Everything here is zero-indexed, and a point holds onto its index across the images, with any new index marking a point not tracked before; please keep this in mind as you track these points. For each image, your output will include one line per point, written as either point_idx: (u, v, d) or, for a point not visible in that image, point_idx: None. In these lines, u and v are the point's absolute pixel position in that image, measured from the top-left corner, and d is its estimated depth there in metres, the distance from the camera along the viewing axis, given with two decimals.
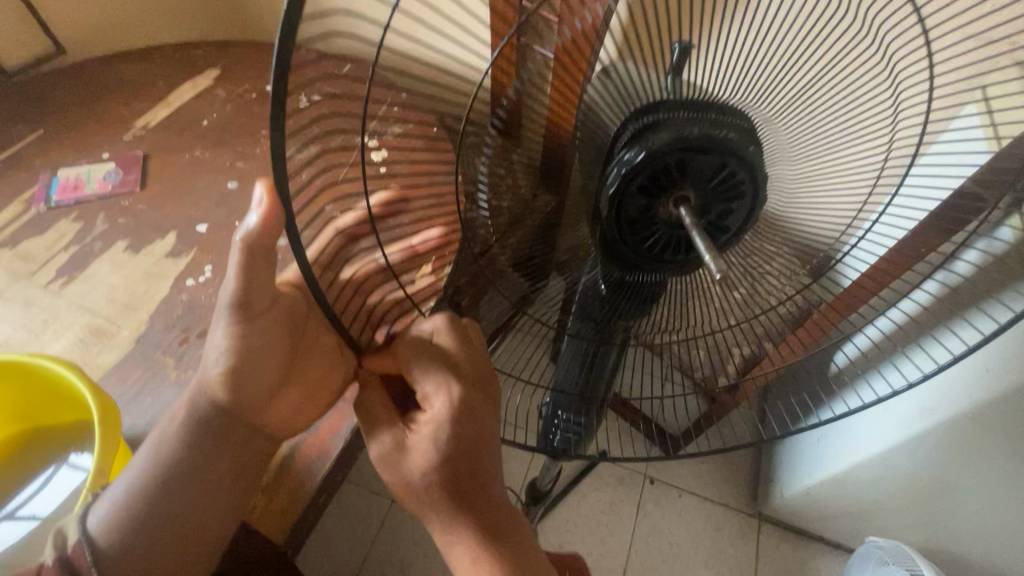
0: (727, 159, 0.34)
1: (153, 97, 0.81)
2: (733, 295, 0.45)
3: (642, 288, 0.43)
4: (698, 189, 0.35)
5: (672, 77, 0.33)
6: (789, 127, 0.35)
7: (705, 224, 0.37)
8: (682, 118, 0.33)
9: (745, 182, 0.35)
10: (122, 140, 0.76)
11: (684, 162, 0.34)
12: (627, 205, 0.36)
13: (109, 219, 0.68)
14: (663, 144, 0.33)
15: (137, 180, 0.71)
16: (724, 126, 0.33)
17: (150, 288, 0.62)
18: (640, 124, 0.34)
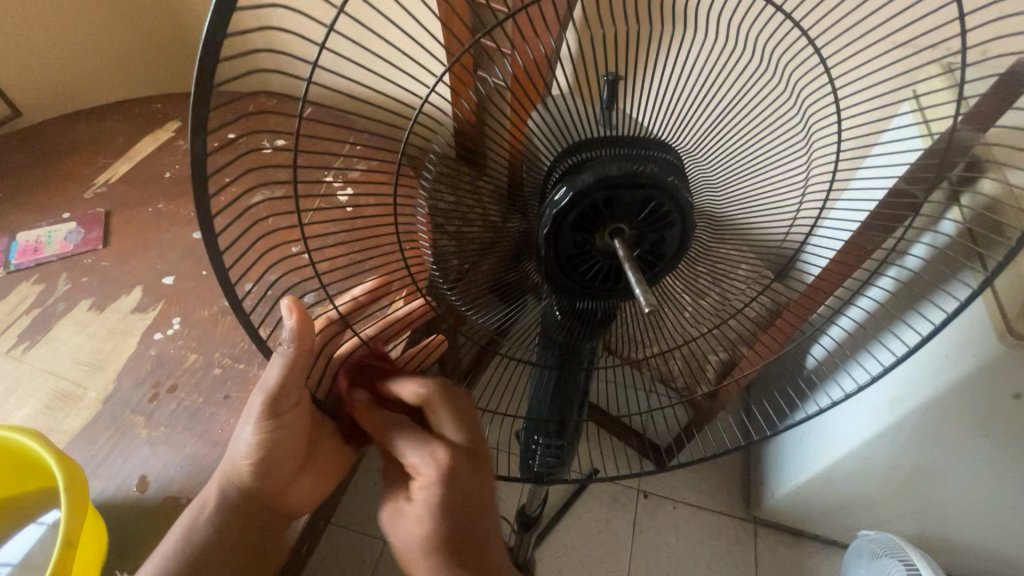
0: (652, 193, 0.35)
1: (113, 153, 0.81)
2: (704, 302, 0.46)
3: (594, 315, 0.43)
4: (631, 222, 0.36)
5: (605, 111, 0.35)
6: (724, 146, 0.38)
7: (642, 254, 0.38)
8: (605, 157, 0.35)
9: (673, 214, 0.36)
10: (83, 198, 0.75)
11: (611, 197, 0.35)
12: (562, 240, 0.37)
13: (72, 278, 0.67)
14: (588, 183, 0.34)
15: (99, 238, 0.70)
16: (646, 161, 0.35)
17: (116, 346, 0.61)
18: (569, 160, 0.36)
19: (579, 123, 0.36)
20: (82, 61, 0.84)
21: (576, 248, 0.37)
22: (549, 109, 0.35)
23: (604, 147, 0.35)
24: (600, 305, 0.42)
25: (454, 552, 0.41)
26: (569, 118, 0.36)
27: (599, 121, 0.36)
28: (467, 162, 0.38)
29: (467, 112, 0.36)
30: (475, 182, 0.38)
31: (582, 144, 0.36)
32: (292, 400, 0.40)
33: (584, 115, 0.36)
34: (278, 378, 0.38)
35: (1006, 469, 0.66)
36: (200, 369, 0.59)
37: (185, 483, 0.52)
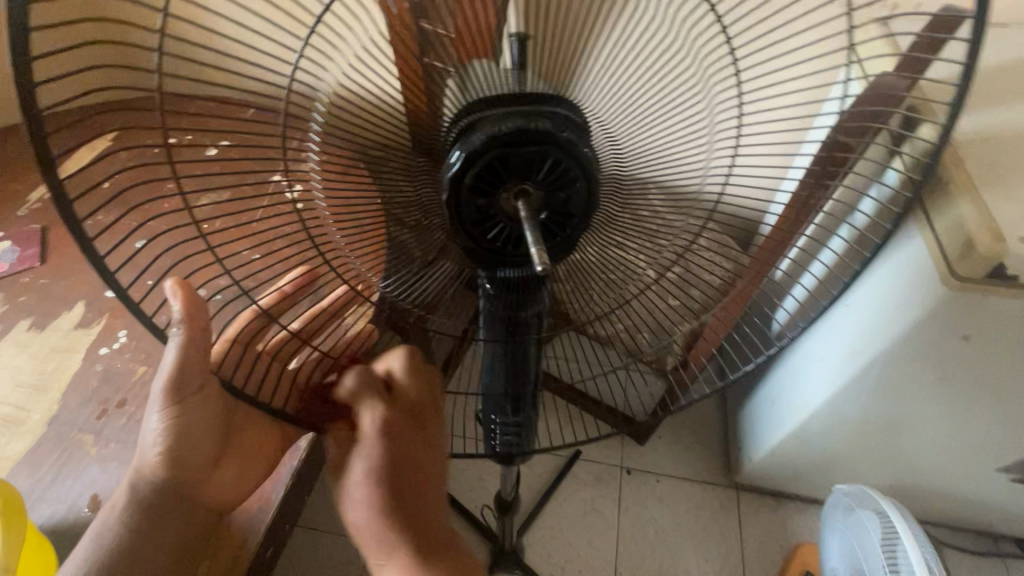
0: (552, 151, 0.36)
1: (49, 167, 0.78)
2: (640, 253, 0.47)
3: (523, 282, 0.45)
4: (534, 182, 0.37)
5: (517, 71, 0.39)
6: (626, 100, 0.41)
7: (552, 215, 0.38)
8: (498, 116, 0.36)
9: (572, 169, 0.36)
10: (17, 216, 0.72)
11: (507, 157, 0.36)
12: (464, 206, 0.38)
13: (8, 299, 0.64)
14: (481, 143, 0.35)
15: (36, 255, 0.67)
16: (540, 117, 0.36)
17: (59, 365, 0.58)
18: (464, 120, 0.37)
19: (496, 85, 0.38)
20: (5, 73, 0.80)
21: (479, 213, 0.38)
22: (470, 71, 0.38)
23: (498, 107, 0.37)
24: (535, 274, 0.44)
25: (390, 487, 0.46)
26: (482, 80, 0.38)
27: (513, 79, 0.38)
28: (425, 157, 0.39)
29: (394, 19, 0.35)
30: (400, 161, 0.40)
31: (485, 102, 0.37)
32: (194, 385, 0.43)
33: (501, 78, 0.38)
34: (177, 368, 0.41)
35: (964, 410, 0.67)
36: (150, 382, 0.57)
37: None
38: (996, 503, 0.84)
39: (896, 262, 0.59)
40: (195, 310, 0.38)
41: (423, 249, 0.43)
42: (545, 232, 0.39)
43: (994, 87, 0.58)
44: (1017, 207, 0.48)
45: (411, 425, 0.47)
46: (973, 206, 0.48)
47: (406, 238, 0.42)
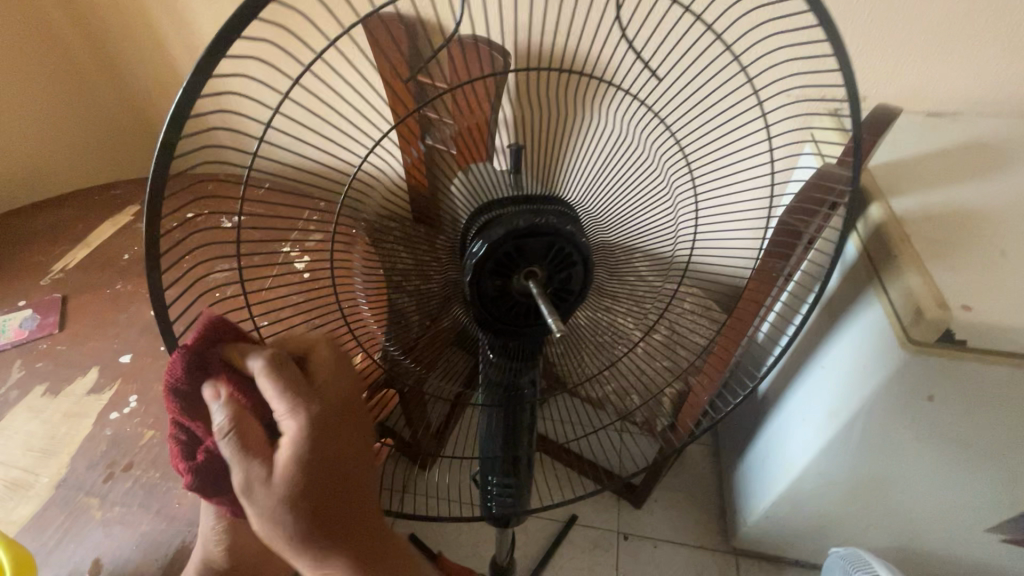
0: (555, 240, 0.41)
1: (73, 240, 0.84)
2: (627, 321, 0.53)
3: (523, 350, 0.49)
4: (543, 265, 0.42)
5: (513, 175, 0.43)
6: (601, 193, 0.46)
7: (555, 291, 0.44)
8: (512, 213, 0.41)
9: (576, 254, 0.42)
10: (40, 286, 0.77)
11: (520, 246, 0.41)
12: (484, 286, 0.42)
13: (26, 365, 0.67)
14: (500, 236, 0.40)
15: (55, 322, 0.71)
16: (547, 213, 0.41)
17: (71, 429, 0.61)
18: (483, 217, 0.42)
19: (493, 188, 0.43)
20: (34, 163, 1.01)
21: (496, 293, 0.43)
22: (470, 175, 0.43)
23: (510, 205, 0.42)
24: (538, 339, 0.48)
25: (317, 505, 0.39)
26: (485, 182, 0.43)
27: (509, 182, 0.44)
28: (424, 225, 0.44)
29: (412, 161, 0.45)
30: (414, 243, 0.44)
31: (490, 205, 0.43)
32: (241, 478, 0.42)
33: (498, 181, 0.43)
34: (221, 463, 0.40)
35: (946, 471, 0.69)
36: (157, 445, 0.59)
37: (140, 564, 0.51)
38: (995, 568, 0.84)
39: (862, 325, 0.63)
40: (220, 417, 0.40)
41: (424, 315, 0.46)
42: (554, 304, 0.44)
43: (930, 169, 0.65)
44: (957, 277, 0.53)
45: (337, 416, 0.39)
46: (919, 277, 0.54)
47: (406, 303, 0.46)
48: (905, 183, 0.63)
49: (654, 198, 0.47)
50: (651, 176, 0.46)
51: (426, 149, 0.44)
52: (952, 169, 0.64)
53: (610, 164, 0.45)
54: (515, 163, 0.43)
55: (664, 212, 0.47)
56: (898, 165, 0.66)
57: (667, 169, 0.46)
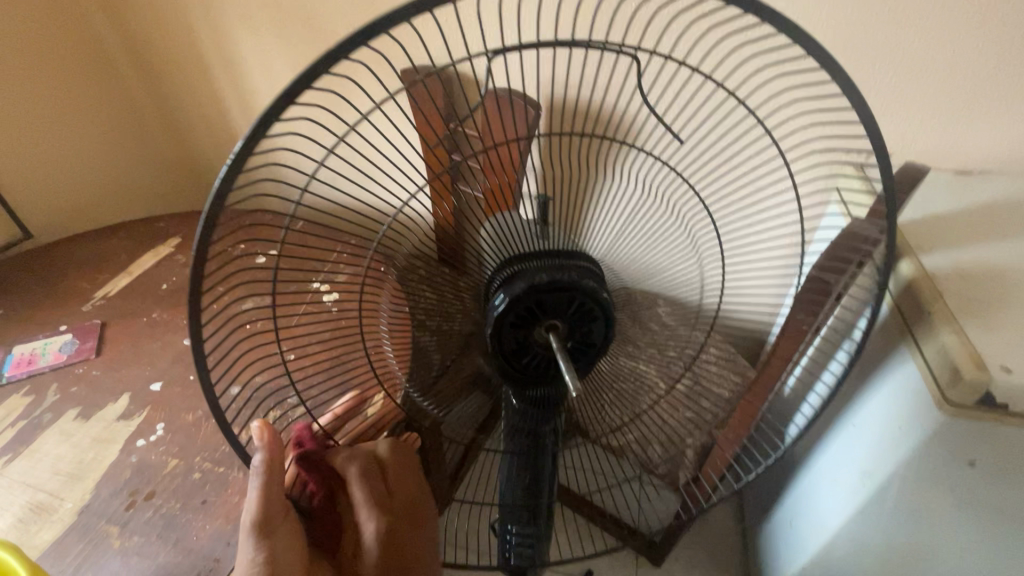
0: (576, 295, 0.42)
1: (116, 268, 0.88)
2: (652, 370, 0.53)
3: (548, 399, 0.49)
4: (563, 318, 0.44)
5: (540, 226, 0.45)
6: (626, 243, 0.48)
7: (575, 344, 0.45)
8: (535, 268, 0.43)
9: (596, 308, 0.43)
10: (82, 312, 0.80)
11: (542, 300, 0.43)
12: (506, 336, 0.44)
13: (62, 388, 0.70)
14: (521, 290, 0.42)
15: (92, 348, 0.74)
16: (567, 269, 0.43)
17: (98, 455, 0.62)
18: (507, 271, 0.45)
19: (521, 240, 0.45)
20: (99, 196, 1.12)
21: (517, 343, 0.44)
22: (498, 225, 0.45)
23: (534, 261, 0.44)
24: (552, 388, 0.48)
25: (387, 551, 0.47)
26: (509, 233, 0.45)
27: (537, 235, 0.45)
28: (450, 268, 0.46)
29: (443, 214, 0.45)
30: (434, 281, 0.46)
31: (515, 259, 0.45)
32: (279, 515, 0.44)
33: (525, 232, 0.45)
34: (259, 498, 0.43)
35: None
36: (180, 475, 0.60)
37: None
38: None
39: (895, 381, 0.62)
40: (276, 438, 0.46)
41: (443, 352, 0.47)
42: (574, 356, 0.46)
43: (961, 229, 0.64)
44: (996, 338, 0.52)
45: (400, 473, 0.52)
46: (954, 336, 0.52)
47: (427, 341, 0.47)
48: (936, 242, 0.63)
49: (676, 247, 0.48)
50: (672, 227, 0.47)
51: (456, 206, 0.45)
52: (983, 229, 0.64)
53: (634, 216, 0.46)
54: (542, 215, 0.45)
55: (687, 259, 0.48)
56: (927, 223, 0.66)
57: (690, 219, 0.47)
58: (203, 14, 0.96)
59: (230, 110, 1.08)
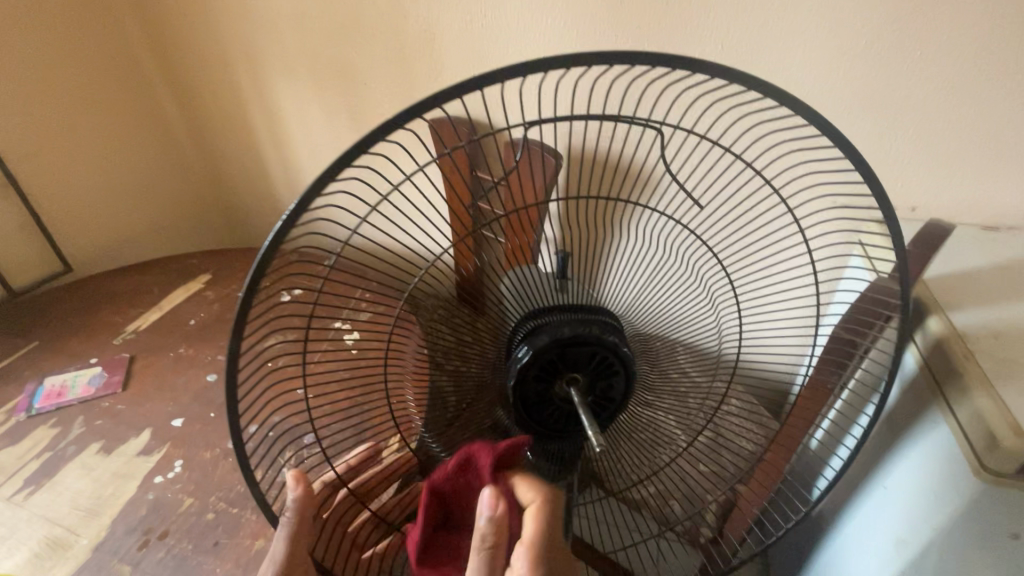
0: (597, 349, 0.43)
1: (147, 303, 0.91)
2: (671, 424, 0.53)
3: (564, 454, 0.49)
4: (583, 371, 0.44)
5: (560, 281, 0.47)
6: (645, 297, 0.48)
7: (595, 397, 0.45)
8: (558, 321, 0.43)
9: (616, 362, 0.43)
10: (112, 345, 0.83)
11: (564, 352, 0.43)
12: (527, 389, 0.44)
13: (87, 421, 0.71)
14: (543, 342, 0.42)
15: (119, 381, 0.76)
16: (589, 322, 0.43)
17: (116, 490, 0.63)
18: (530, 324, 0.44)
19: (542, 293, 0.46)
20: (137, 232, 1.17)
21: (537, 395, 0.44)
22: (520, 277, 0.46)
23: (555, 313, 0.44)
24: (572, 439, 0.48)
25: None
26: (530, 285, 0.46)
27: (557, 288, 0.46)
28: (468, 308, 0.46)
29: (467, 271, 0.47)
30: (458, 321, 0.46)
31: (537, 311, 0.45)
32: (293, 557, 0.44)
33: (546, 284, 0.46)
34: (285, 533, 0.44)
35: None
36: (194, 514, 0.60)
37: None
38: None
39: (928, 443, 0.59)
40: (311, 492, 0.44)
41: (459, 399, 0.47)
42: (595, 409, 0.46)
43: (989, 286, 0.63)
44: None
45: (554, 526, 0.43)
46: (988, 399, 0.51)
47: (445, 384, 0.47)
48: (964, 299, 0.62)
49: (691, 299, 0.49)
50: (686, 280, 0.48)
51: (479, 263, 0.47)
52: (1012, 287, 0.62)
53: (651, 271, 0.47)
54: (562, 270, 0.46)
55: (702, 310, 0.49)
56: (953, 279, 0.64)
57: (701, 273, 0.49)
58: (244, 67, 1.03)
59: (264, 153, 1.14)
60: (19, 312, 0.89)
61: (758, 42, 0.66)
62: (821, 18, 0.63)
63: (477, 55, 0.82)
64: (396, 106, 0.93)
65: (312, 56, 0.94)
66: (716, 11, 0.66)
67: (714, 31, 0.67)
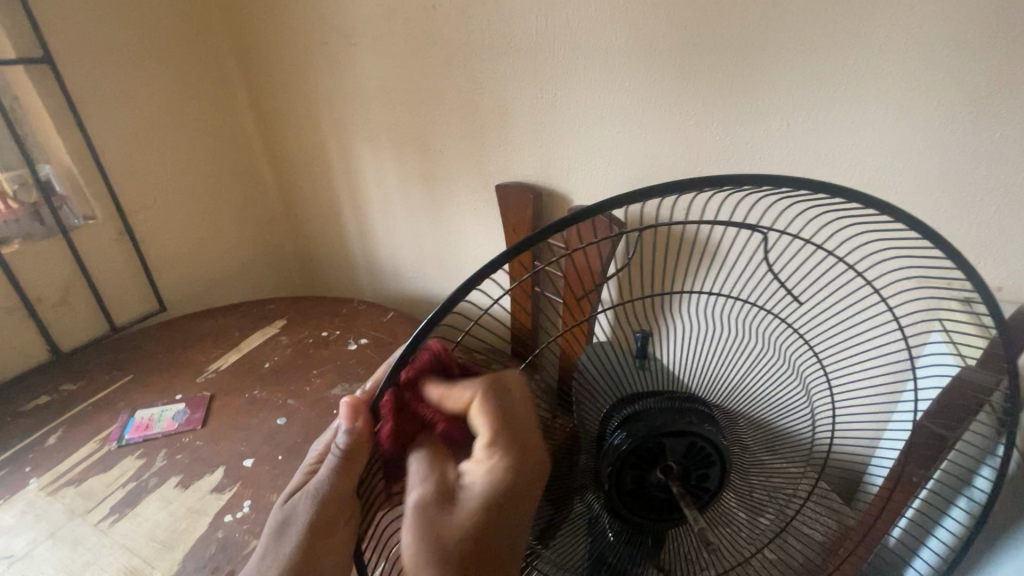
0: (695, 440, 0.44)
1: (228, 344, 0.98)
2: (746, 511, 0.51)
3: (645, 539, 0.48)
4: (677, 459, 0.44)
5: (641, 358, 0.48)
6: (730, 378, 0.48)
7: (691, 485, 0.46)
8: (654, 410, 0.44)
9: (711, 451, 0.44)
10: (195, 383, 0.89)
11: (663, 442, 0.44)
12: (623, 477, 0.44)
13: (169, 455, 0.77)
14: (643, 433, 0.43)
15: (200, 419, 0.82)
16: (688, 413, 0.44)
17: (190, 525, 0.66)
18: (624, 410, 0.45)
19: (622, 373, 0.48)
20: (223, 277, 1.29)
21: (634, 484, 0.45)
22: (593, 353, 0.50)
23: (649, 399, 0.45)
24: (650, 524, 0.47)
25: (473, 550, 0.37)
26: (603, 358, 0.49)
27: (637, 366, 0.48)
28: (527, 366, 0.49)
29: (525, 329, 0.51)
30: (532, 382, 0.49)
31: (632, 396, 0.45)
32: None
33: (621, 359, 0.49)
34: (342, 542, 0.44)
35: None
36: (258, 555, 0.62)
37: None
38: None
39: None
40: (372, 425, 0.41)
41: None
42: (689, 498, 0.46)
43: None
44: None
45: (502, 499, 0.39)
46: None
47: None
48: None
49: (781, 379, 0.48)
50: (771, 364, 0.48)
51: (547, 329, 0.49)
52: None
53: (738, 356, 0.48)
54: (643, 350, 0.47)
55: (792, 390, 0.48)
56: None
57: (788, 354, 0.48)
58: (334, 133, 1.13)
59: (342, 209, 1.24)
60: (120, 347, 0.99)
61: (826, 123, 0.68)
62: (895, 102, 0.64)
63: (547, 129, 0.88)
64: (468, 172, 0.99)
65: (395, 127, 1.04)
66: (783, 95, 0.69)
67: (781, 115, 0.70)
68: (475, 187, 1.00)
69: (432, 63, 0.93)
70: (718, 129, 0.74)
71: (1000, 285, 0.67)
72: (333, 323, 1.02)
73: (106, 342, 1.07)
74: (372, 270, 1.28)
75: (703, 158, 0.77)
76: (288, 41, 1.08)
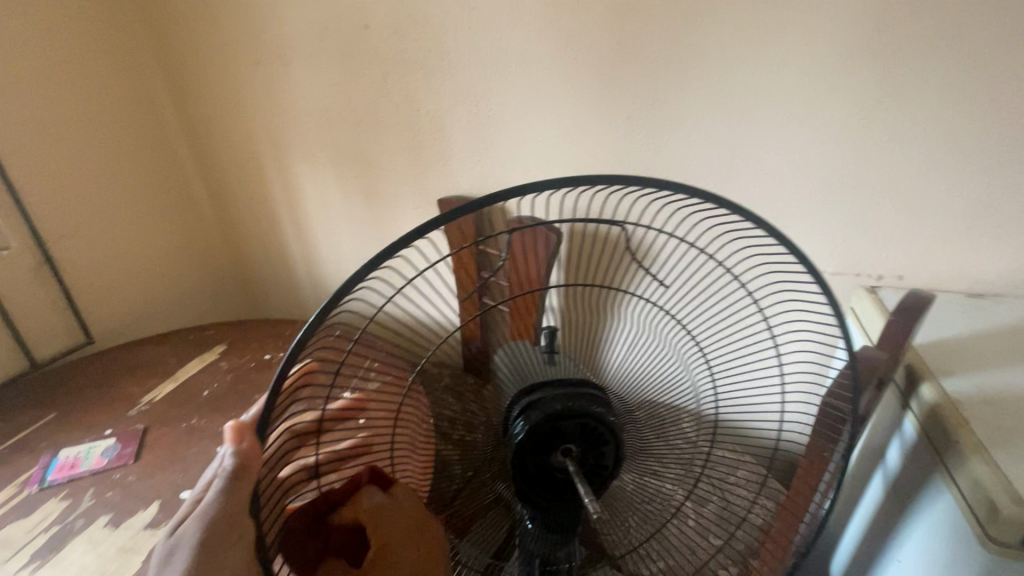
0: (586, 421, 0.45)
1: (162, 374, 0.94)
2: (669, 485, 0.54)
3: (570, 518, 0.50)
4: (576, 442, 0.46)
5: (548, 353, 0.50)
6: (634, 371, 0.52)
7: (591, 467, 0.47)
8: (550, 398, 0.46)
9: (603, 430, 0.46)
10: (126, 416, 0.85)
11: (558, 425, 0.45)
12: (527, 463, 0.46)
13: (97, 493, 0.73)
14: (537, 419, 0.45)
15: (131, 453, 0.78)
16: (578, 397, 0.46)
17: (121, 565, 0.63)
18: (524, 399, 0.47)
19: (532, 367, 0.49)
20: (157, 304, 1.23)
21: (537, 469, 0.46)
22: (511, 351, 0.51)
23: (548, 390, 0.47)
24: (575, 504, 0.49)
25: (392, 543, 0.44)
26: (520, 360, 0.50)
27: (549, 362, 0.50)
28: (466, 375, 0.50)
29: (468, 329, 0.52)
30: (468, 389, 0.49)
31: (531, 387, 0.47)
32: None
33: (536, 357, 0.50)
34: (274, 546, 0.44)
35: None
36: None
37: None
38: None
39: (935, 509, 0.58)
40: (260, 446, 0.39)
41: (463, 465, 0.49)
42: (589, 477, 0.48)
43: (982, 352, 0.64)
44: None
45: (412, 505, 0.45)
46: (987, 467, 0.50)
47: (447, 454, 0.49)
48: (956, 366, 0.63)
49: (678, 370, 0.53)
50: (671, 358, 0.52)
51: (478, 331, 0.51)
52: (1001, 355, 0.64)
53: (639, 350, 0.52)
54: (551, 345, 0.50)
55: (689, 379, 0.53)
56: (943, 345, 0.66)
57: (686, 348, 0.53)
58: (271, 152, 1.11)
59: (283, 228, 1.21)
60: (41, 384, 0.93)
61: (737, 131, 0.73)
62: (796, 110, 0.70)
63: (484, 141, 0.90)
64: (409, 186, 1.00)
65: (335, 144, 1.03)
66: (696, 108, 0.74)
67: (697, 125, 0.75)
68: (417, 202, 1.01)
69: (369, 80, 0.94)
70: (644, 137, 0.79)
71: (899, 274, 0.75)
72: (276, 345, 1.00)
73: (26, 380, 1.00)
74: (318, 289, 1.25)
75: (632, 167, 0.81)
76: (220, 62, 1.06)
